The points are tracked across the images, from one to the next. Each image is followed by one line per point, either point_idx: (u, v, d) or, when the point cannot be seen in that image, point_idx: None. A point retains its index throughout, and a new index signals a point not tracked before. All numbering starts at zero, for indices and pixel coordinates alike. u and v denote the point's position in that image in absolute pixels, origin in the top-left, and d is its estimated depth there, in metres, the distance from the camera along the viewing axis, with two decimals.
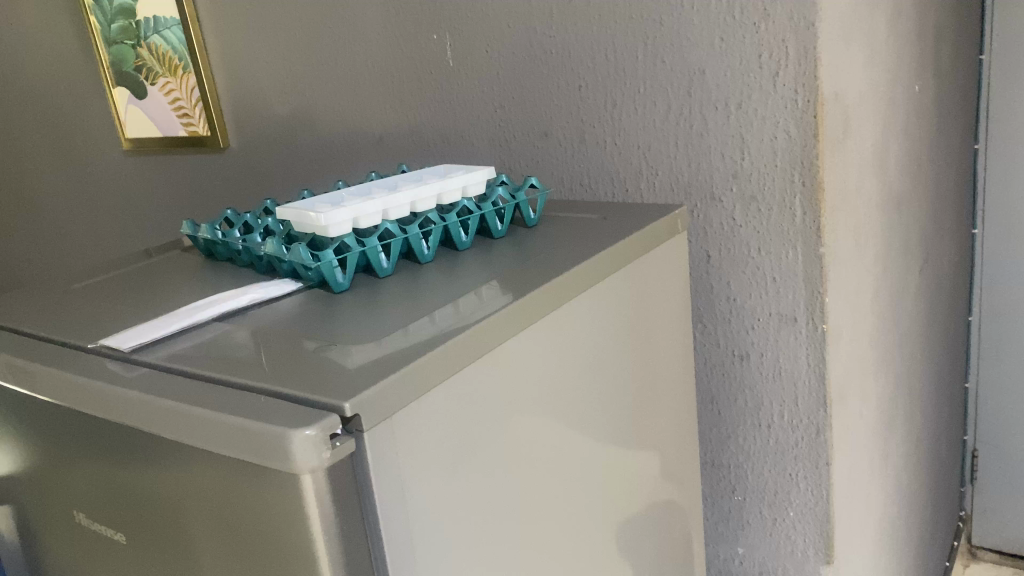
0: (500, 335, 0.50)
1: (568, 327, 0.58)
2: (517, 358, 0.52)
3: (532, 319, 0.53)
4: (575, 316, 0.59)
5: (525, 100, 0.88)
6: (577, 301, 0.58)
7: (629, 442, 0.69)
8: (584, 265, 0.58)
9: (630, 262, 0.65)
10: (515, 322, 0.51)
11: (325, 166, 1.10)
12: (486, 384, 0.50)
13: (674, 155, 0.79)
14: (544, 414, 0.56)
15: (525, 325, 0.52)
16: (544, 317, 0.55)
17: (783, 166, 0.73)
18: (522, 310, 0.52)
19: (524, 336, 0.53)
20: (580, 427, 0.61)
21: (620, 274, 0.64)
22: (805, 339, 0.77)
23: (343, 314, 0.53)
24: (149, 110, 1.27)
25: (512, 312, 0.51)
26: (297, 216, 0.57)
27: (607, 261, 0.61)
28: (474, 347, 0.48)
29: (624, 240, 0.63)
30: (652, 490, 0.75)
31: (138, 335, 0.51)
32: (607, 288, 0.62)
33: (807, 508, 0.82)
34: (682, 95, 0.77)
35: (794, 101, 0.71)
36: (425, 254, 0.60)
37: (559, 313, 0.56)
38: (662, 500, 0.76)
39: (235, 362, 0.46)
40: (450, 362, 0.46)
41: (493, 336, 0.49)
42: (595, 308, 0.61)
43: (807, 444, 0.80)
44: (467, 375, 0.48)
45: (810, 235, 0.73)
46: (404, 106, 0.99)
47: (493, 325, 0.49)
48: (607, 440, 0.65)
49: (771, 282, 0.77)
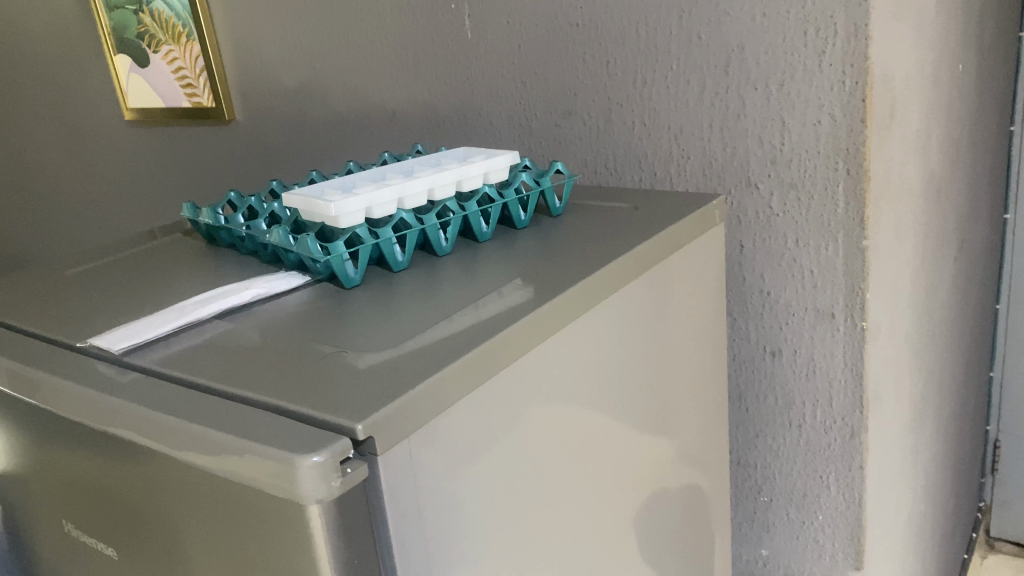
0: (526, 344, 0.46)
1: (597, 327, 0.54)
2: (543, 364, 0.48)
3: (560, 323, 0.49)
4: (605, 315, 0.54)
5: (547, 77, 0.83)
6: (609, 299, 0.54)
7: (655, 445, 0.65)
8: (616, 263, 0.53)
9: (665, 257, 0.60)
10: (543, 326, 0.47)
11: (336, 142, 1.06)
12: (510, 396, 0.45)
13: (708, 138, 0.74)
14: (572, 417, 0.52)
15: (553, 331, 0.48)
16: (574, 319, 0.50)
17: (826, 152, 0.68)
18: (549, 313, 0.47)
19: (550, 343, 0.48)
20: (607, 430, 0.57)
21: (654, 269, 0.59)
22: (843, 337, 0.73)
23: (356, 313, 0.49)
24: (151, 79, 1.22)
25: (539, 316, 0.46)
26: (306, 204, 0.53)
27: (643, 256, 0.56)
28: (498, 357, 0.44)
29: (660, 231, 0.58)
30: (679, 491, 0.71)
31: (130, 333, 0.46)
32: (638, 286, 0.58)
33: (838, 512, 0.78)
34: (718, 73, 0.72)
35: (841, 82, 0.66)
36: (442, 246, 0.55)
37: (588, 314, 0.52)
38: (688, 502, 0.73)
39: (236, 369, 0.42)
40: (473, 375, 0.42)
41: (519, 343, 0.45)
42: (627, 305, 0.57)
43: (840, 446, 0.76)
44: (490, 387, 0.44)
45: (853, 226, 0.69)
46: (419, 81, 0.94)
47: (519, 332, 0.45)
48: (634, 443, 0.61)
49: (809, 276, 0.73)
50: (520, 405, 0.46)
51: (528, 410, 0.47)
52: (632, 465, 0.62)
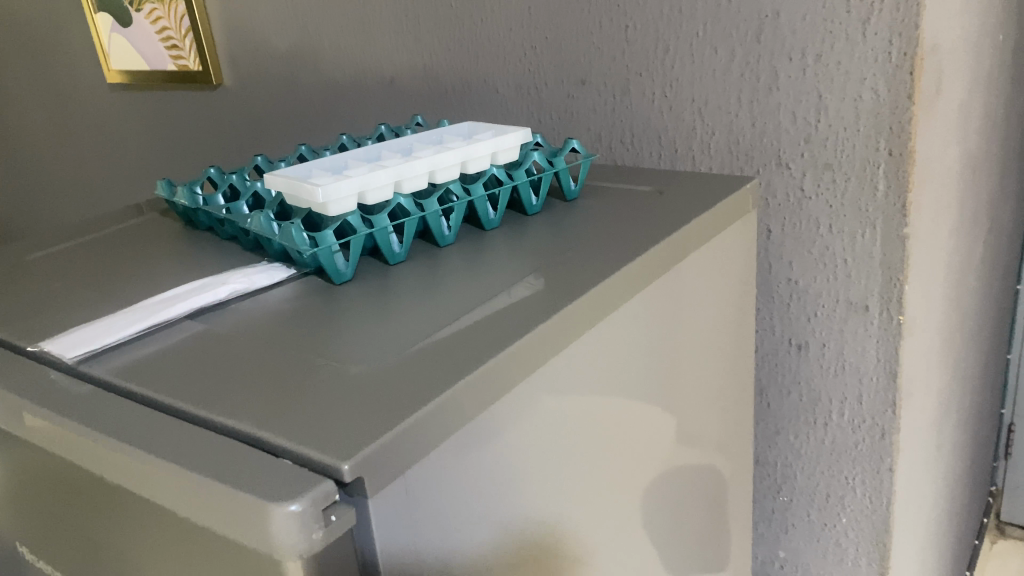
0: (542, 355, 0.40)
1: (624, 328, 0.48)
2: (563, 374, 0.42)
3: (581, 330, 0.43)
4: (633, 314, 0.48)
5: (559, 42, 0.76)
6: (637, 295, 0.48)
7: (681, 450, 0.59)
8: (646, 258, 0.47)
9: (700, 246, 0.53)
10: (564, 333, 0.41)
11: (331, 110, 0.99)
12: (525, 414, 0.40)
13: (736, 113, 0.68)
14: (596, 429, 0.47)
15: (573, 337, 0.42)
16: (597, 321, 0.44)
17: (866, 130, 0.62)
18: (571, 316, 0.41)
19: (570, 352, 0.43)
20: (633, 441, 0.51)
21: (687, 261, 0.53)
22: (876, 332, 0.67)
23: (347, 313, 0.43)
24: (135, 40, 1.15)
25: (560, 319, 0.41)
26: (290, 187, 0.46)
27: (675, 245, 0.50)
28: (512, 373, 0.38)
29: (693, 215, 0.52)
30: (702, 497, 0.65)
31: (88, 336, 0.40)
32: (668, 283, 0.51)
33: (862, 515, 0.74)
34: (749, 42, 0.65)
35: (887, 53, 0.59)
36: (444, 235, 0.49)
37: (612, 318, 0.46)
38: (712, 507, 0.67)
39: (206, 382, 0.36)
40: (483, 395, 0.36)
41: (535, 353, 0.39)
42: (656, 303, 0.51)
43: (868, 446, 0.71)
44: (501, 405, 0.38)
45: (894, 212, 0.63)
46: (420, 45, 0.87)
47: (537, 340, 0.39)
48: (659, 451, 0.56)
49: (842, 265, 0.67)
50: (537, 421, 0.41)
51: (546, 425, 0.42)
52: (655, 475, 0.56)
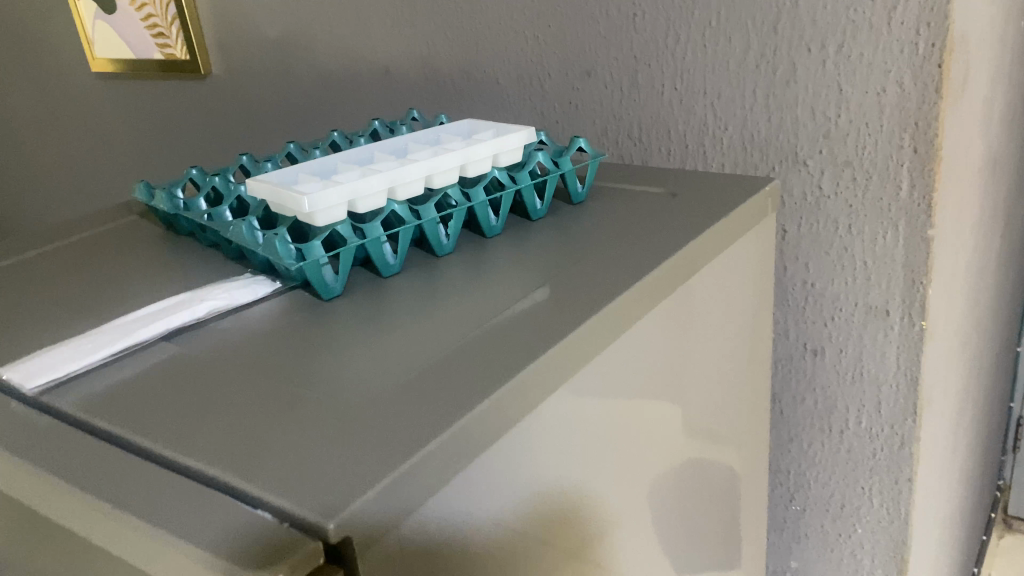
0: (551, 384, 0.36)
1: (639, 346, 0.44)
2: (574, 401, 0.39)
3: (594, 352, 0.39)
4: (649, 329, 0.44)
5: (563, 31, 0.72)
6: (654, 309, 0.44)
7: (699, 469, 0.56)
8: (663, 270, 0.44)
9: (720, 253, 0.50)
10: (575, 356, 0.37)
11: (323, 101, 0.95)
12: (534, 448, 0.36)
13: (750, 107, 0.64)
14: (612, 456, 0.43)
15: (586, 360, 0.39)
16: (612, 342, 0.41)
17: (890, 127, 0.58)
18: (583, 338, 0.38)
19: (583, 378, 0.39)
20: (649, 461, 0.48)
21: (707, 269, 0.49)
22: (897, 338, 0.64)
23: (336, 333, 0.39)
24: (120, 27, 1.10)
25: (571, 341, 0.37)
26: (274, 195, 0.43)
27: (694, 255, 0.46)
28: (519, 405, 0.34)
29: (712, 220, 0.48)
30: (720, 515, 0.62)
31: (50, 364, 0.36)
32: (687, 296, 0.48)
33: (879, 526, 0.71)
34: (765, 32, 0.61)
35: (913, 44, 0.56)
36: (442, 244, 0.46)
37: (628, 338, 0.42)
38: (730, 526, 0.64)
39: (178, 417, 0.33)
40: (486, 432, 0.32)
41: (544, 382, 0.35)
42: (675, 316, 0.47)
43: (887, 456, 0.68)
44: (507, 441, 0.34)
45: (918, 213, 0.59)
46: (416, 33, 0.83)
47: (546, 365, 0.35)
48: (674, 471, 0.52)
49: (861, 267, 0.64)
50: (546, 453, 0.37)
51: (557, 457, 0.38)
52: (671, 497, 0.53)
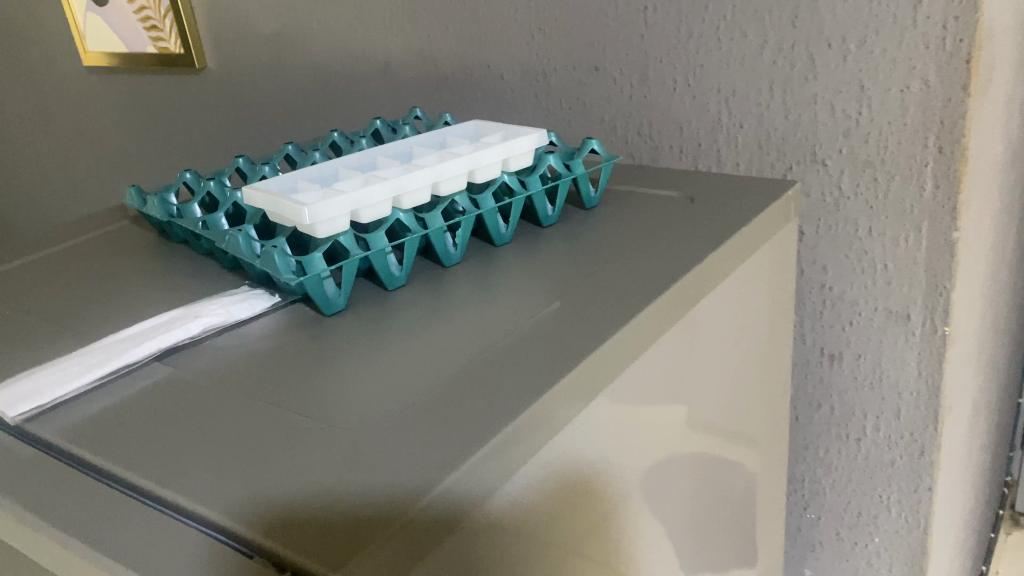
0: (576, 408, 0.34)
1: (664, 363, 0.41)
2: (600, 427, 0.36)
3: (619, 371, 0.37)
4: (673, 345, 0.42)
5: (570, 25, 0.70)
6: (679, 323, 0.42)
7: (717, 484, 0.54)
8: (688, 281, 0.41)
9: (743, 260, 0.47)
10: (598, 379, 0.35)
11: (321, 96, 0.92)
12: (562, 479, 0.34)
13: (767, 103, 0.62)
14: (636, 479, 0.41)
15: (611, 381, 0.36)
16: (638, 358, 0.38)
17: (914, 125, 0.56)
18: (605, 358, 0.35)
19: (608, 399, 0.36)
20: (674, 481, 0.46)
21: (730, 278, 0.47)
22: (918, 343, 0.61)
23: (339, 351, 0.37)
24: (111, 20, 1.08)
25: (593, 362, 0.34)
26: (271, 204, 0.41)
27: (716, 265, 0.43)
28: (538, 436, 0.32)
29: (734, 229, 0.46)
30: (738, 529, 0.60)
31: (36, 388, 0.34)
32: (712, 307, 0.45)
33: (897, 536, 0.68)
34: (782, 26, 0.59)
35: (940, 39, 0.53)
36: (449, 254, 0.44)
37: (655, 351, 0.40)
38: (747, 538, 0.62)
39: (172, 450, 0.30)
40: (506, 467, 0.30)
41: (567, 407, 0.33)
42: (700, 329, 0.44)
43: (906, 464, 0.66)
44: (532, 473, 0.32)
45: (942, 215, 0.57)
46: (417, 27, 0.80)
47: (567, 390, 0.33)
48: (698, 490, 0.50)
49: (882, 270, 0.61)
50: (574, 487, 0.35)
51: (583, 488, 0.36)
52: (694, 516, 0.50)
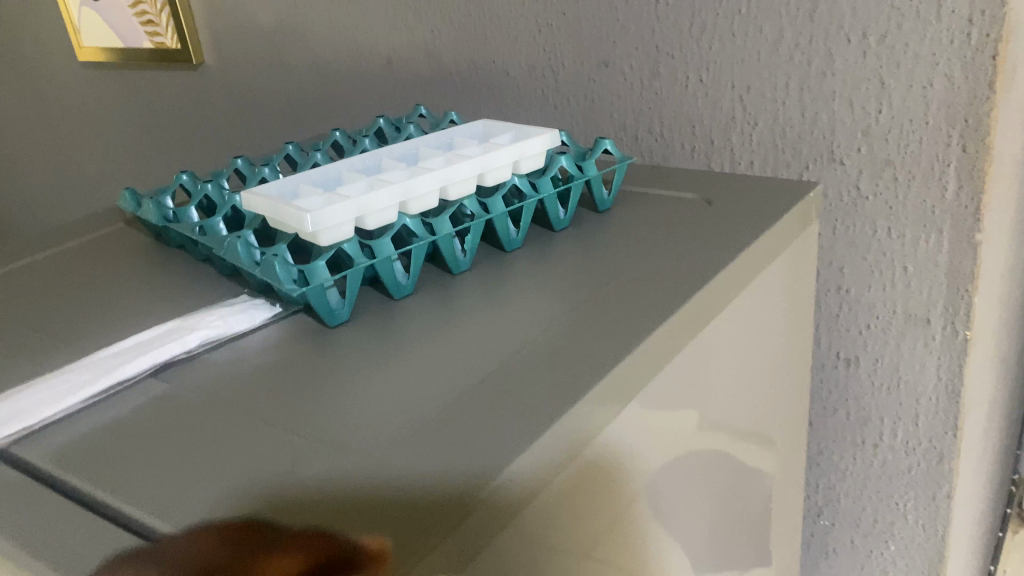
0: (597, 427, 0.32)
1: (686, 374, 0.39)
2: (622, 446, 0.34)
3: (641, 387, 0.35)
4: (695, 356, 0.40)
5: (579, 19, 0.68)
6: (702, 334, 0.40)
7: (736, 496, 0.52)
8: (710, 289, 0.39)
9: (764, 266, 0.45)
10: (618, 396, 0.33)
11: (322, 91, 0.90)
12: (579, 503, 0.32)
13: (783, 100, 0.60)
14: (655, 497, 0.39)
15: (632, 397, 0.34)
16: (660, 373, 0.36)
17: (937, 123, 0.54)
18: (626, 375, 0.33)
19: (631, 417, 0.34)
20: (694, 497, 0.44)
21: (752, 284, 0.45)
22: (938, 348, 0.59)
23: (343, 366, 0.35)
24: (107, 14, 1.05)
25: (613, 379, 0.32)
26: (272, 210, 0.39)
27: (738, 273, 0.42)
28: (555, 461, 0.29)
29: (755, 234, 0.44)
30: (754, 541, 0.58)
31: (21, 409, 0.32)
32: (734, 316, 0.43)
33: (914, 545, 0.67)
34: (799, 20, 0.57)
35: (965, 34, 0.51)
36: (458, 261, 0.42)
37: (678, 363, 0.38)
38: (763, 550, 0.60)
39: (165, 476, 0.29)
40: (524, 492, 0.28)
41: (587, 427, 0.31)
42: (721, 339, 0.42)
43: (924, 471, 0.64)
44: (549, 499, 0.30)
45: (964, 216, 0.55)
46: (420, 22, 0.78)
47: (587, 410, 0.31)
48: (717, 503, 0.48)
49: (901, 272, 0.59)
50: (593, 510, 0.33)
51: (601, 513, 0.34)
52: (713, 531, 0.48)
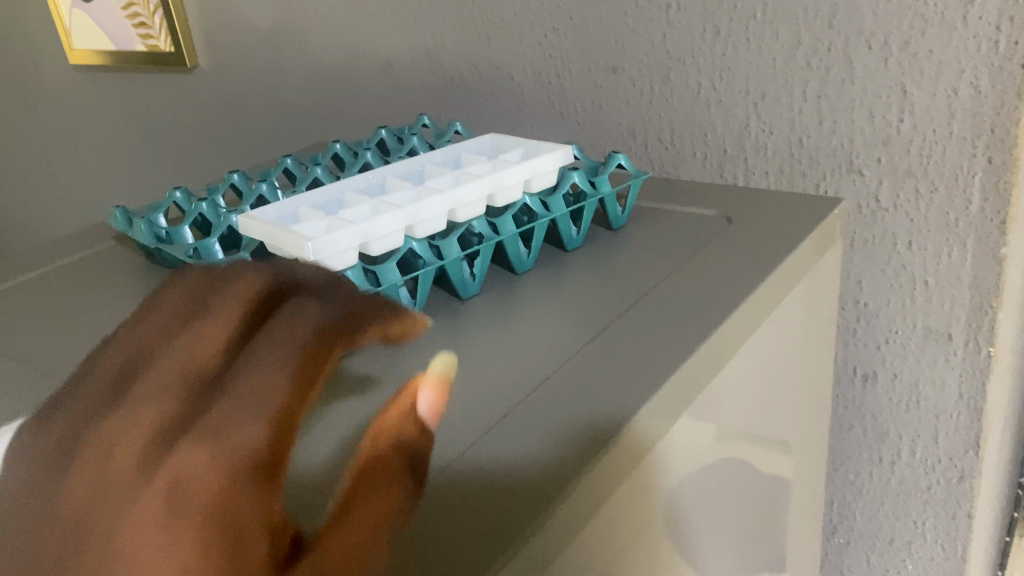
0: (621, 473, 0.29)
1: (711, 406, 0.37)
2: (645, 489, 0.32)
3: (666, 425, 0.32)
4: (719, 387, 0.38)
5: (586, 23, 0.65)
6: (727, 363, 0.37)
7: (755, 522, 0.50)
8: (736, 317, 0.37)
9: (788, 288, 0.43)
10: (643, 437, 0.31)
11: (319, 96, 0.88)
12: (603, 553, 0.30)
13: (799, 108, 0.58)
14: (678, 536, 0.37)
15: (657, 438, 0.32)
16: (685, 410, 0.34)
17: (962, 133, 0.52)
18: (651, 415, 0.31)
19: (656, 458, 0.32)
20: (716, 530, 0.42)
21: (777, 306, 0.42)
22: (960, 364, 0.57)
23: None
24: (98, 17, 1.03)
25: (638, 422, 0.30)
26: (270, 236, 0.36)
27: (763, 297, 0.39)
28: (578, 515, 0.27)
29: (778, 255, 0.42)
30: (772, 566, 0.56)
31: None
32: (757, 340, 0.41)
33: (933, 564, 0.65)
34: (817, 26, 0.55)
35: (992, 41, 0.49)
36: (467, 285, 0.39)
37: (703, 396, 0.36)
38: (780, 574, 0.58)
39: None
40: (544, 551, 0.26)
41: (612, 474, 0.29)
42: (744, 366, 0.40)
43: (944, 489, 0.62)
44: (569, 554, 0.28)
45: (989, 229, 0.53)
46: (421, 26, 0.76)
47: (612, 456, 0.29)
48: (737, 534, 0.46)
49: (922, 286, 0.57)
50: (615, 557, 0.31)
51: (626, 561, 0.32)
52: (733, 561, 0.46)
